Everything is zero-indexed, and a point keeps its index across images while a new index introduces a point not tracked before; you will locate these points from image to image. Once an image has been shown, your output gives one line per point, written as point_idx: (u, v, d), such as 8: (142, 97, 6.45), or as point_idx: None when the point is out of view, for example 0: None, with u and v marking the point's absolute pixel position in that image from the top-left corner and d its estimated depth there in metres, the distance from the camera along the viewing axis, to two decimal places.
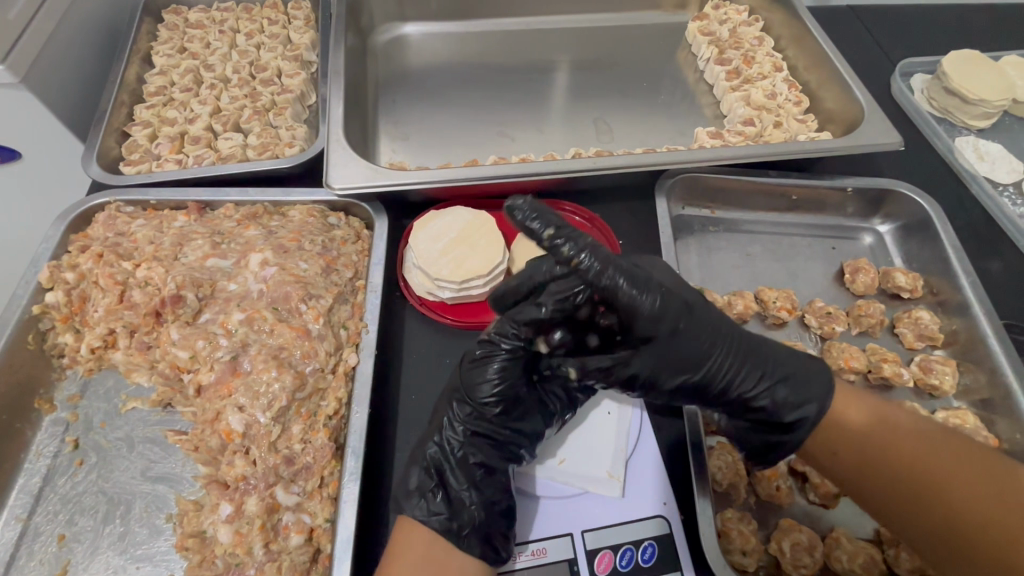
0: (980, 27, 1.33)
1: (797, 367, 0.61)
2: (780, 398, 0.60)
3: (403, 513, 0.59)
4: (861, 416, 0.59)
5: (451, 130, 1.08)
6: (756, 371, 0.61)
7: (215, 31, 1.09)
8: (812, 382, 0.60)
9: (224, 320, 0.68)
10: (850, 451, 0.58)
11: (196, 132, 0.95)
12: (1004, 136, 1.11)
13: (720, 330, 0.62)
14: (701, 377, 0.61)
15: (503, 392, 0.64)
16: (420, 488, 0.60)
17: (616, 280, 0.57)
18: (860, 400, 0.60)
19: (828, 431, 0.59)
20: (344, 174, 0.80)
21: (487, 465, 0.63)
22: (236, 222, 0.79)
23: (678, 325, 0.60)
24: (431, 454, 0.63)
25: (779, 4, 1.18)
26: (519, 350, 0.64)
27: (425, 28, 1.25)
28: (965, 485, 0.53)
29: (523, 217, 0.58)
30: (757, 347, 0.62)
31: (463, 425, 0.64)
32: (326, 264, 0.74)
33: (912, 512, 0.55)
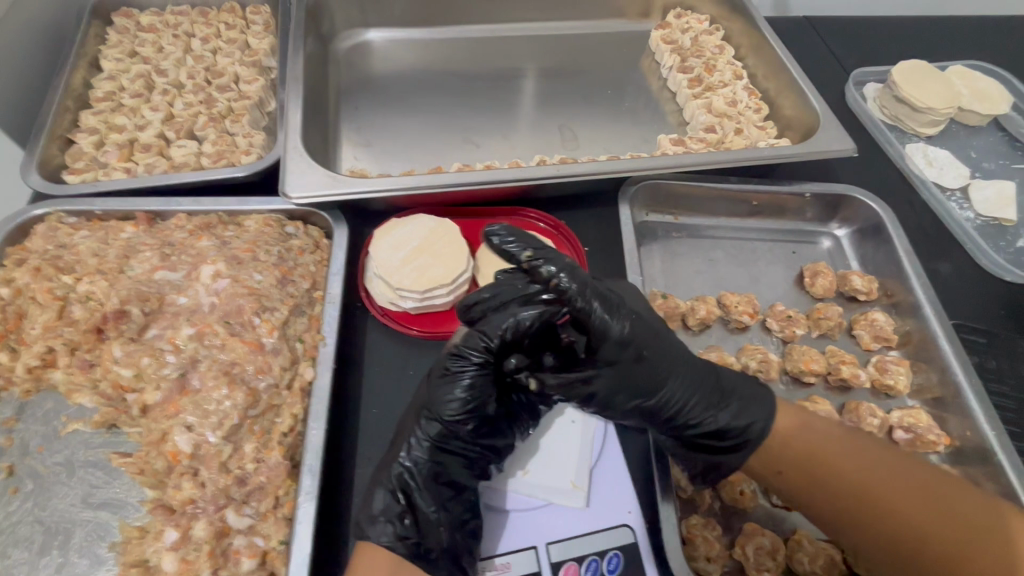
0: (927, 38, 1.39)
1: (745, 392, 0.63)
2: (726, 423, 0.61)
3: (365, 539, 0.56)
4: (809, 434, 0.60)
5: (415, 136, 1.07)
6: (708, 398, 0.62)
7: (169, 35, 1.06)
8: (758, 406, 0.62)
9: (173, 335, 0.66)
10: (795, 472, 0.59)
11: (147, 139, 0.91)
12: (951, 143, 1.16)
13: (677, 358, 0.62)
14: (655, 403, 0.61)
15: (473, 409, 0.60)
16: (387, 512, 0.57)
17: (588, 307, 0.57)
18: (806, 420, 0.61)
19: (775, 450, 0.61)
20: (301, 183, 0.78)
21: (455, 484, 0.61)
22: (188, 232, 0.76)
23: (638, 353, 0.60)
24: (397, 474, 0.59)
25: (738, 14, 1.21)
26: (489, 364, 0.60)
27: (389, 34, 1.24)
28: (909, 500, 0.55)
29: (501, 242, 0.59)
30: (709, 375, 0.63)
31: (432, 443, 0.60)
32: (281, 276, 0.72)
33: (861, 529, 0.56)
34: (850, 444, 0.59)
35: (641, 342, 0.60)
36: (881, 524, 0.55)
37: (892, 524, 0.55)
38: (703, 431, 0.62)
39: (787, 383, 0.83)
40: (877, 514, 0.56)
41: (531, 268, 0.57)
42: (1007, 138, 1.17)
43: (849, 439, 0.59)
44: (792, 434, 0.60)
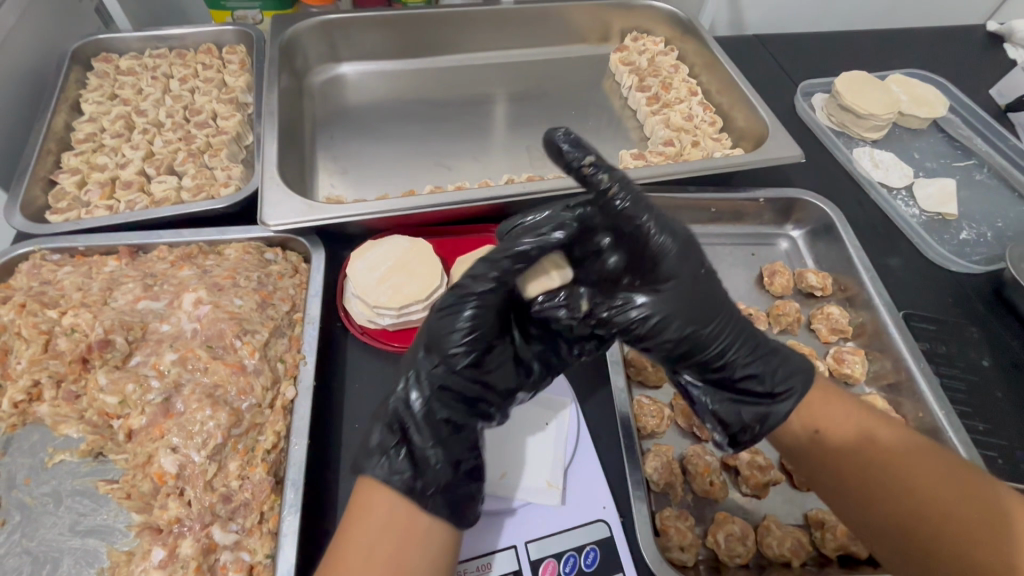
0: (868, 50, 1.49)
1: (782, 347, 0.66)
2: (773, 368, 0.63)
3: (363, 473, 0.56)
4: (838, 409, 0.61)
5: (389, 162, 1.12)
6: (752, 343, 0.64)
7: (148, 77, 1.10)
8: (797, 359, 0.65)
9: (157, 361, 0.68)
10: (823, 438, 0.59)
11: (128, 177, 0.94)
12: (895, 146, 1.23)
13: (723, 296, 0.63)
14: (710, 333, 0.61)
15: (478, 338, 0.61)
16: (382, 446, 0.58)
17: (641, 223, 0.58)
18: (836, 398, 0.62)
19: (810, 413, 0.61)
20: (278, 211, 0.82)
21: (455, 423, 0.61)
22: (170, 263, 0.80)
23: (695, 272, 0.62)
24: (392, 409, 0.60)
25: (690, 35, 1.29)
26: (496, 292, 0.61)
27: (361, 67, 1.30)
28: (934, 480, 0.55)
29: (564, 147, 0.59)
30: (750, 325, 0.65)
31: (428, 380, 0.61)
32: (261, 299, 0.75)
33: (879, 503, 0.56)
34: (881, 420, 0.60)
35: (694, 266, 0.62)
36: (899, 499, 0.55)
37: (903, 500, 0.55)
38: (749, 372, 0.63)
39: None
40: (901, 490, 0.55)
41: (587, 174, 0.59)
42: (947, 138, 1.26)
43: (878, 415, 0.60)
44: (827, 409, 0.61)
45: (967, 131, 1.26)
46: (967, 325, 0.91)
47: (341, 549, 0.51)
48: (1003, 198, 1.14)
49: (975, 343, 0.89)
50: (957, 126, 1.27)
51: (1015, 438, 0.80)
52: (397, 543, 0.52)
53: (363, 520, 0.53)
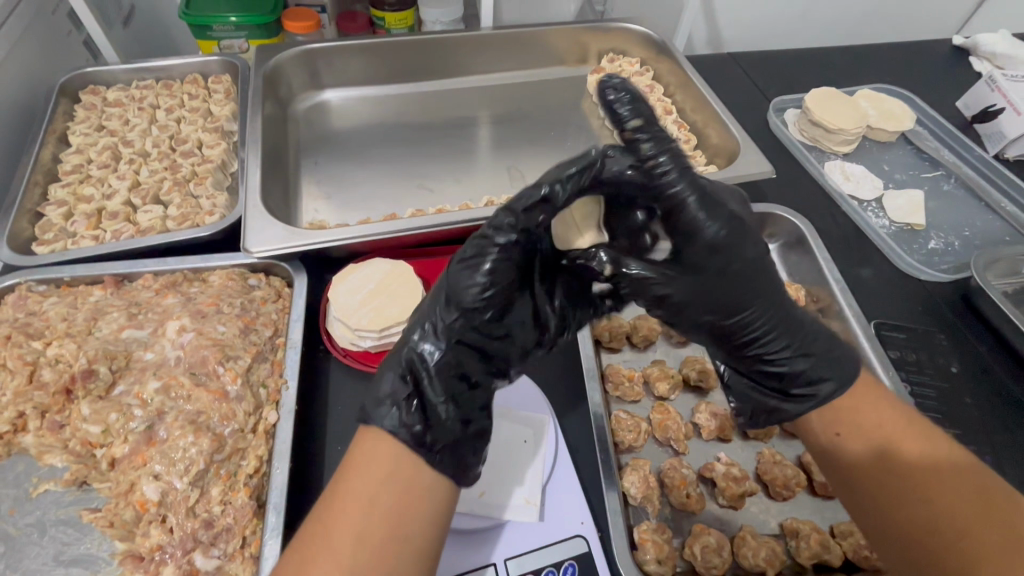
0: (838, 67, 1.54)
1: (824, 349, 0.66)
2: (803, 367, 0.66)
3: (370, 426, 0.58)
4: (868, 411, 0.63)
5: (372, 185, 1.14)
6: (785, 340, 0.66)
7: (134, 108, 1.12)
8: (838, 364, 0.65)
9: (140, 390, 0.69)
10: (851, 436, 0.62)
11: (114, 207, 0.96)
12: (865, 159, 1.27)
13: (766, 287, 0.64)
14: (736, 323, 0.65)
15: (494, 296, 0.64)
16: (394, 397, 0.60)
17: (676, 191, 0.60)
18: (875, 402, 0.64)
19: (852, 413, 0.63)
20: (262, 238, 0.84)
21: (469, 378, 0.64)
22: (155, 291, 0.81)
23: (727, 264, 0.62)
24: (407, 359, 0.63)
25: (664, 56, 1.33)
26: (513, 247, 0.63)
27: (346, 93, 1.33)
28: (958, 497, 0.55)
29: (617, 103, 0.60)
30: (793, 320, 0.66)
31: (445, 333, 0.63)
32: (244, 325, 0.77)
33: (895, 504, 0.58)
34: (922, 435, 0.60)
35: (733, 254, 0.62)
36: (919, 506, 0.56)
37: (925, 509, 0.56)
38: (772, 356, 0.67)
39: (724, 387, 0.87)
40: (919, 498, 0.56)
41: (630, 139, 0.61)
42: (915, 150, 1.30)
43: (919, 429, 0.61)
44: (853, 412, 0.63)
45: (935, 143, 1.30)
46: (937, 333, 0.94)
47: (343, 498, 0.53)
48: (970, 207, 1.17)
49: (944, 351, 0.92)
50: (924, 139, 1.31)
51: (984, 443, 0.82)
52: (398, 493, 0.54)
53: (365, 471, 0.55)
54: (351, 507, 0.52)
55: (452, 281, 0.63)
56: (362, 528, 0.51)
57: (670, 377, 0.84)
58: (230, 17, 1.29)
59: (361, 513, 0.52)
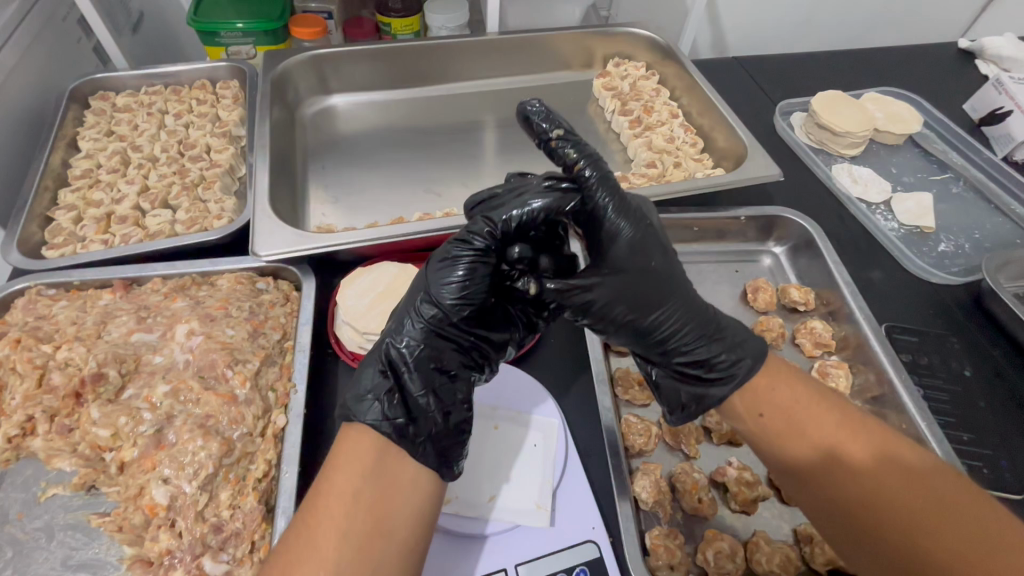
0: (844, 71, 1.54)
1: (736, 332, 0.69)
2: (718, 355, 0.67)
3: (353, 422, 0.59)
4: (784, 389, 0.64)
5: (378, 190, 1.14)
6: (701, 332, 0.67)
7: (143, 113, 1.13)
8: (748, 346, 0.68)
9: (149, 393, 0.69)
10: (781, 426, 0.63)
11: (123, 211, 0.96)
12: (872, 162, 1.27)
13: (682, 288, 0.68)
14: (655, 321, 0.66)
15: (470, 293, 0.65)
16: (375, 391, 0.61)
17: (598, 200, 0.64)
18: (791, 382, 0.65)
19: (761, 394, 0.65)
20: (270, 241, 0.84)
21: (446, 370, 0.65)
22: (164, 295, 0.81)
23: (645, 265, 0.66)
24: (387, 353, 0.64)
25: (670, 60, 1.33)
26: (489, 252, 0.65)
27: (352, 98, 1.33)
28: (883, 468, 0.58)
29: (536, 120, 0.67)
30: (707, 313, 0.68)
31: (423, 328, 0.65)
32: (253, 329, 0.77)
33: (828, 486, 0.59)
34: (838, 412, 0.62)
35: (646, 259, 0.66)
36: (871, 503, 0.56)
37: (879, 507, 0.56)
38: (702, 352, 0.67)
39: None
40: (847, 476, 0.58)
41: (553, 146, 0.66)
42: (923, 153, 1.29)
43: (833, 405, 0.63)
44: (769, 392, 0.65)
45: (942, 146, 1.29)
46: (949, 336, 0.93)
47: (327, 497, 0.54)
48: (979, 210, 1.17)
49: (957, 354, 0.91)
50: (932, 142, 1.31)
51: (999, 447, 0.81)
52: (382, 490, 0.55)
53: (348, 468, 0.56)
54: (336, 506, 0.53)
55: (425, 281, 0.67)
56: (345, 526, 0.52)
57: None
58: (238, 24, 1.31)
59: (346, 511, 0.53)
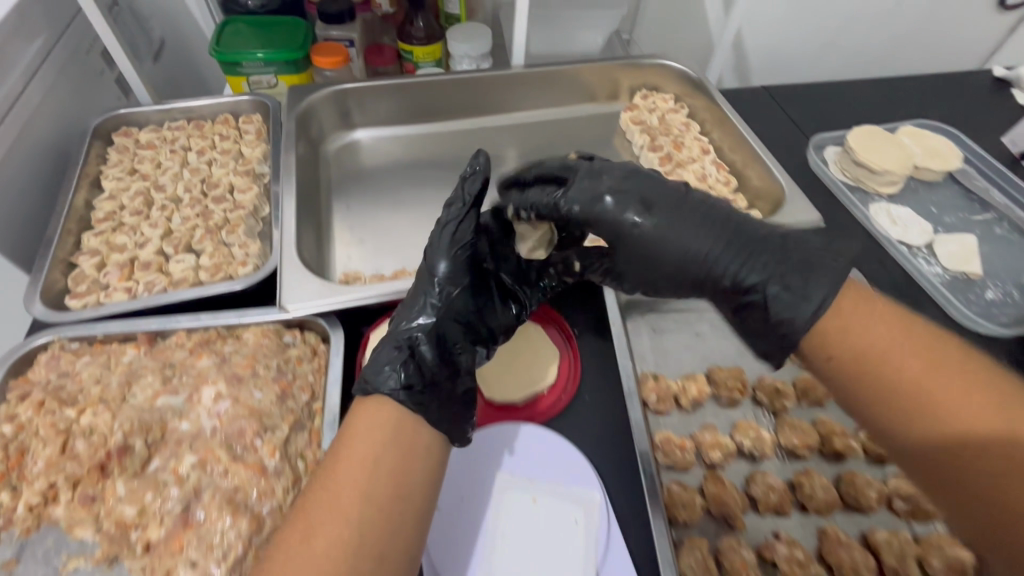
0: (877, 100, 1.49)
1: (794, 254, 0.65)
2: (774, 283, 0.64)
3: (370, 397, 0.64)
4: (863, 326, 0.59)
5: (404, 230, 1.11)
6: (748, 264, 0.66)
7: (167, 150, 1.11)
8: (812, 267, 0.64)
9: (176, 465, 0.67)
10: (853, 362, 0.58)
11: (146, 256, 0.94)
12: (911, 200, 1.23)
13: (702, 229, 0.69)
14: (686, 264, 0.69)
15: (460, 266, 0.74)
16: (392, 362, 0.66)
17: (555, 198, 0.75)
18: (867, 311, 0.59)
19: (829, 334, 0.60)
20: (298, 295, 0.82)
21: (460, 339, 0.74)
22: (188, 351, 0.79)
23: (639, 220, 0.70)
24: (404, 332, 0.70)
25: (700, 92, 1.30)
26: (465, 229, 0.74)
27: (375, 132, 1.31)
28: (979, 412, 0.52)
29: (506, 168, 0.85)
30: (754, 244, 0.67)
31: (431, 305, 0.72)
32: (281, 391, 0.74)
33: (910, 428, 0.55)
34: (932, 349, 0.56)
35: (636, 201, 0.70)
36: (970, 450, 0.52)
37: (974, 453, 0.52)
38: (739, 278, 0.66)
39: (782, 457, 0.83)
40: (935, 419, 0.54)
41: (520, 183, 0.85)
42: (963, 191, 1.25)
43: (924, 338, 0.57)
44: (847, 325, 0.59)
45: (984, 183, 1.25)
46: None
47: (348, 462, 0.57)
48: None
49: None
50: (972, 178, 1.26)
51: None
52: (400, 454, 0.59)
53: (366, 435, 0.59)
54: (356, 471, 0.57)
55: (434, 261, 0.74)
56: (369, 489, 0.56)
57: (722, 445, 0.81)
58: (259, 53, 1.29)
59: (368, 476, 0.56)
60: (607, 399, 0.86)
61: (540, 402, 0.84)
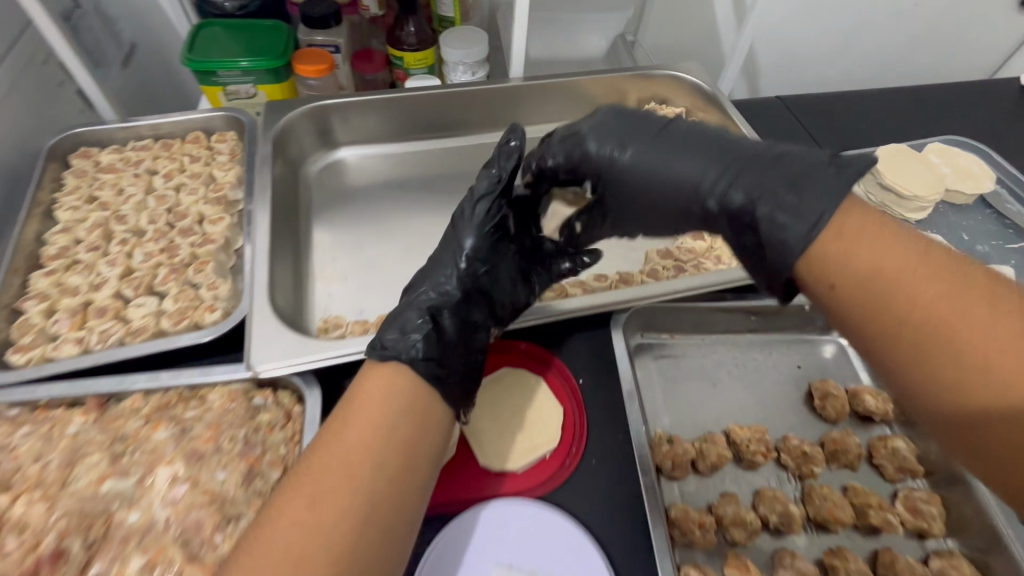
0: (901, 111, 1.39)
1: (797, 175, 0.59)
2: (772, 208, 0.58)
3: (388, 367, 0.62)
4: (876, 255, 0.51)
5: (392, 262, 1.01)
6: (746, 187, 0.61)
7: (130, 174, 1.01)
8: (821, 189, 0.56)
9: (120, 569, 0.57)
10: (865, 295, 0.51)
11: (102, 300, 0.84)
12: (940, 226, 1.14)
13: (698, 164, 0.66)
14: (684, 200, 0.67)
15: (485, 239, 0.75)
16: (415, 331, 0.66)
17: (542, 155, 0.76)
18: (882, 238, 0.52)
19: (833, 261, 0.53)
20: (269, 352, 0.73)
21: (480, 315, 0.74)
22: (144, 419, 0.69)
23: (624, 158, 0.70)
24: (429, 300, 0.71)
25: (713, 105, 1.20)
26: (494, 198, 0.76)
27: (362, 151, 1.21)
28: (1005, 352, 0.45)
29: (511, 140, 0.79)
30: (756, 168, 0.62)
31: (454, 277, 0.73)
32: (247, 470, 0.65)
33: (926, 373, 0.48)
34: (949, 278, 0.49)
35: (616, 140, 0.71)
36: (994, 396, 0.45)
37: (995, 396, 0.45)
38: (729, 199, 0.63)
39: (811, 531, 0.75)
40: (951, 357, 0.47)
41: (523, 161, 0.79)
42: (996, 216, 1.16)
43: (941, 264, 0.50)
44: (859, 250, 0.52)
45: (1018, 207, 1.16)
46: None
47: (360, 428, 0.56)
48: None
49: None
50: (1005, 202, 1.17)
51: None
52: (414, 427, 0.59)
53: (380, 402, 0.58)
54: (369, 438, 0.55)
55: (462, 236, 0.75)
56: (381, 458, 0.55)
57: (746, 522, 0.72)
58: (240, 62, 1.18)
59: (382, 447, 0.55)
60: (615, 465, 0.77)
61: (542, 467, 0.77)
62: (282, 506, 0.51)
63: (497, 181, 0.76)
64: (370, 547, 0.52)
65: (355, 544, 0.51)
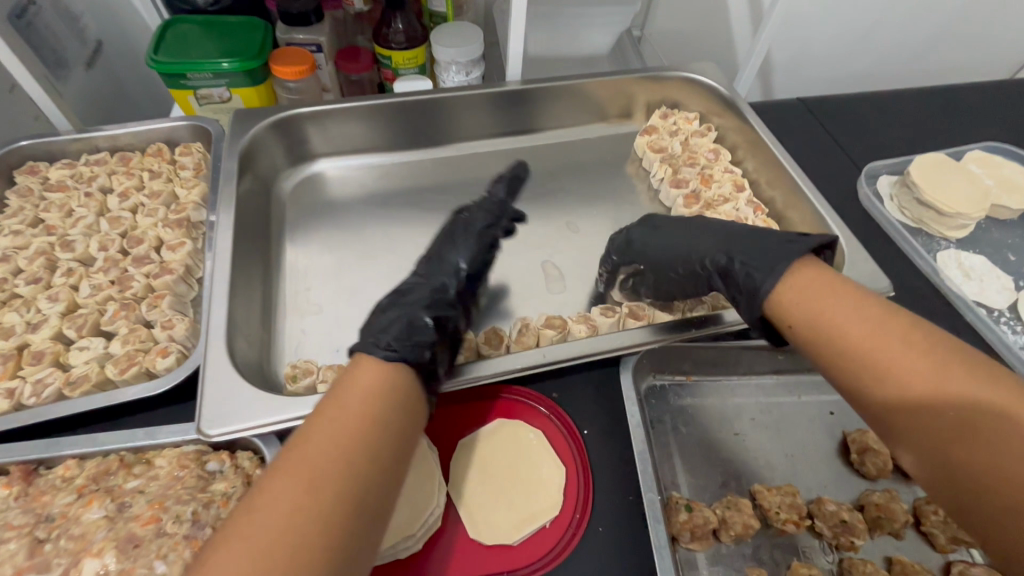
0: (937, 112, 1.27)
1: (768, 244, 0.67)
2: (748, 264, 0.66)
3: (368, 356, 0.59)
4: (818, 296, 0.58)
5: (374, 291, 0.91)
6: (735, 252, 0.69)
7: (81, 193, 0.90)
8: (785, 252, 0.64)
9: None
10: (809, 329, 0.58)
11: (40, 344, 0.74)
12: (985, 245, 1.03)
13: (704, 235, 0.76)
14: (684, 262, 0.77)
15: (478, 255, 0.77)
16: (402, 330, 0.63)
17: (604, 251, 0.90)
18: (824, 283, 0.59)
19: (784, 304, 0.61)
20: (224, 412, 0.63)
21: (460, 321, 0.72)
22: (75, 493, 0.60)
23: (645, 235, 0.82)
24: (424, 296, 0.69)
25: (731, 110, 1.08)
26: (489, 223, 0.81)
27: (343, 162, 1.10)
28: (927, 369, 0.51)
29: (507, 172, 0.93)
30: (749, 239, 0.70)
31: (444, 283, 0.72)
32: (193, 558, 0.55)
33: (872, 389, 0.53)
34: (884, 312, 0.55)
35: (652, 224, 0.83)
36: (929, 412, 0.50)
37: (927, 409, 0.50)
38: (716, 259, 0.72)
39: None
40: (887, 376, 0.52)
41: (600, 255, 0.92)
42: None
43: (875, 303, 0.56)
44: (812, 290, 0.59)
45: None
46: None
47: (357, 411, 0.51)
48: None
49: None
50: None
51: None
52: (404, 420, 0.55)
53: (370, 388, 0.55)
54: (368, 420, 0.51)
55: (459, 248, 0.76)
56: (377, 444, 0.51)
57: None
58: (220, 64, 1.05)
59: (377, 432, 0.51)
60: (627, 535, 0.67)
61: (539, 539, 0.67)
62: (268, 489, 0.45)
63: (492, 221, 0.81)
64: (365, 535, 0.47)
65: (347, 532, 0.45)
